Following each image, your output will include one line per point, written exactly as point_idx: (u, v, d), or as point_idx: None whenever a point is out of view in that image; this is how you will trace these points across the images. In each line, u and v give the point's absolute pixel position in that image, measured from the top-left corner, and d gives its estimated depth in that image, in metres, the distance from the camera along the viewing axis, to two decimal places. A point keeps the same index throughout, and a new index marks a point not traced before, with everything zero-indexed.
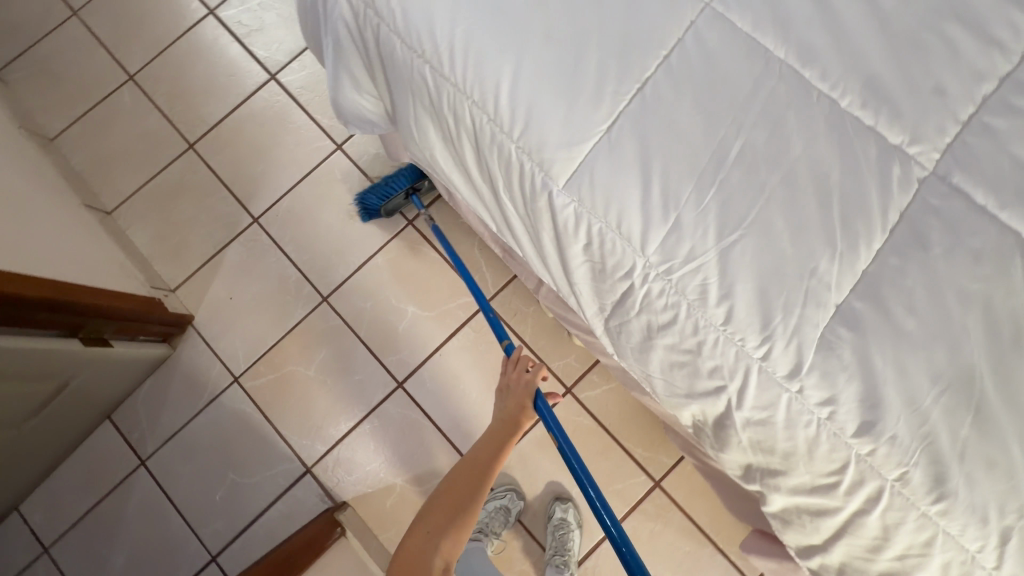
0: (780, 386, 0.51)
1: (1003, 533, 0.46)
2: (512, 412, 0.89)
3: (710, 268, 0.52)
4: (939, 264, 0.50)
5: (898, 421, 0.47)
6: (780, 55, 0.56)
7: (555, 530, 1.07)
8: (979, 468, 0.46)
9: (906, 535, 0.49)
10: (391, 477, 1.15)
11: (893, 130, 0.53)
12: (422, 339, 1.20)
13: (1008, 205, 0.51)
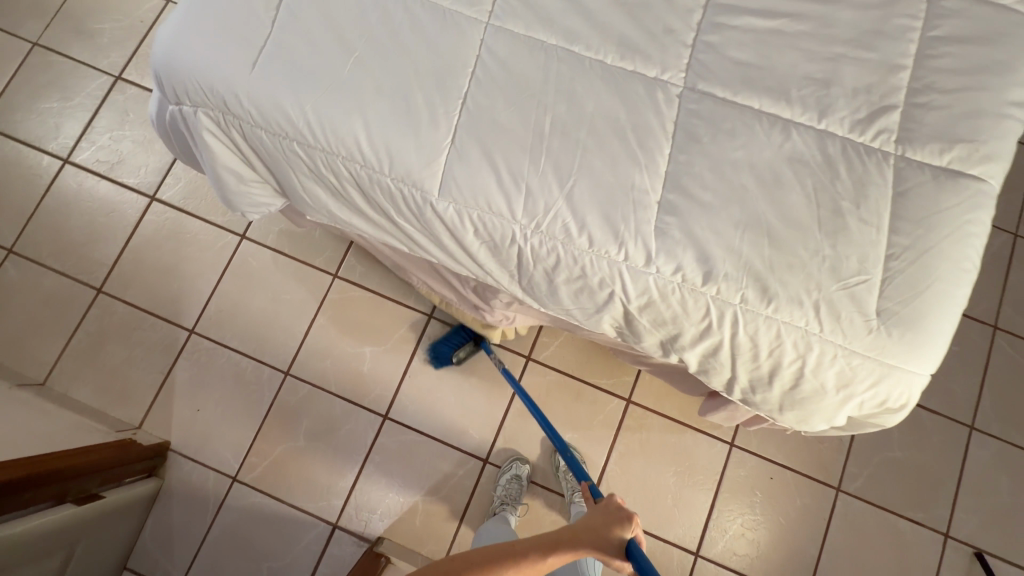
0: (645, 273, 0.68)
1: (818, 306, 0.65)
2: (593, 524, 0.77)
3: (564, 211, 0.68)
4: (710, 148, 0.69)
5: (725, 263, 0.66)
6: (553, 42, 0.73)
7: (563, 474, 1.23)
8: (786, 271, 0.65)
9: (765, 337, 0.67)
10: (410, 498, 1.25)
11: (648, 68, 0.72)
12: (388, 370, 1.31)
13: (739, 91, 0.71)
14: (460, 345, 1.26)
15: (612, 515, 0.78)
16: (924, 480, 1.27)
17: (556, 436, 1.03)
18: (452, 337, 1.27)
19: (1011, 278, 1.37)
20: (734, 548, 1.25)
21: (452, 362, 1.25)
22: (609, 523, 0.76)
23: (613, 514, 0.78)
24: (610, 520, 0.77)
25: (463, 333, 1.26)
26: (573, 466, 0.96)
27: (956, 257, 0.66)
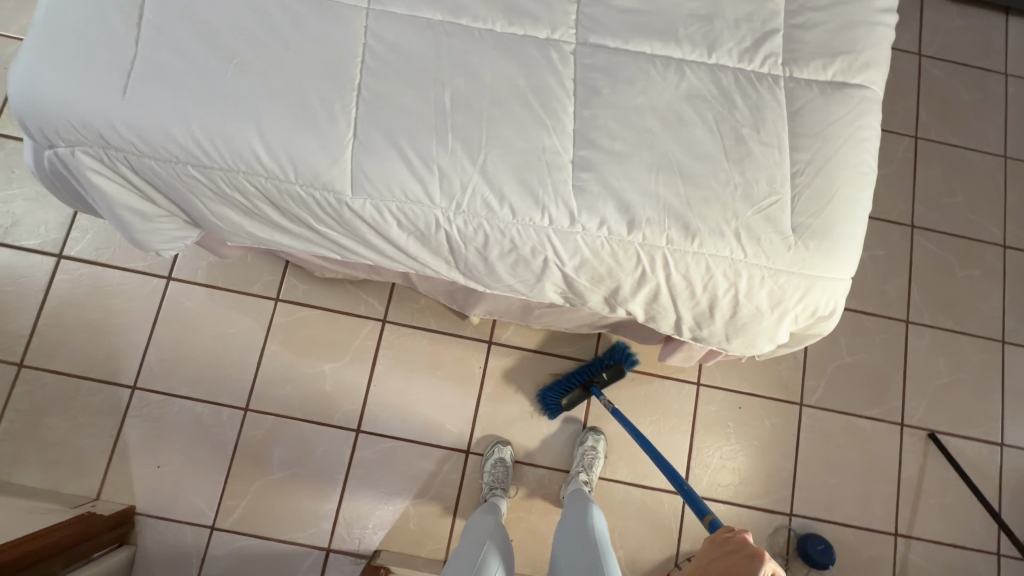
0: (572, 233, 0.68)
1: (739, 233, 0.67)
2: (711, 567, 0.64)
3: (481, 186, 0.67)
4: (612, 99, 0.69)
5: (646, 208, 0.67)
6: (439, 18, 0.71)
7: (586, 454, 1.23)
8: (704, 205, 0.67)
9: (697, 272, 0.69)
10: (400, 505, 1.24)
11: (538, 29, 0.71)
12: (352, 383, 1.28)
13: (630, 38, 0.71)
14: (571, 392, 1.23)
15: (735, 553, 0.63)
16: (875, 378, 1.36)
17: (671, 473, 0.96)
18: (561, 386, 1.25)
19: (918, 178, 1.48)
20: (719, 480, 1.30)
21: (563, 406, 1.22)
22: (727, 564, 0.62)
23: (736, 552, 0.63)
24: (733, 561, 0.62)
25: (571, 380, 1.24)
26: (691, 501, 0.88)
27: (853, 164, 0.70)
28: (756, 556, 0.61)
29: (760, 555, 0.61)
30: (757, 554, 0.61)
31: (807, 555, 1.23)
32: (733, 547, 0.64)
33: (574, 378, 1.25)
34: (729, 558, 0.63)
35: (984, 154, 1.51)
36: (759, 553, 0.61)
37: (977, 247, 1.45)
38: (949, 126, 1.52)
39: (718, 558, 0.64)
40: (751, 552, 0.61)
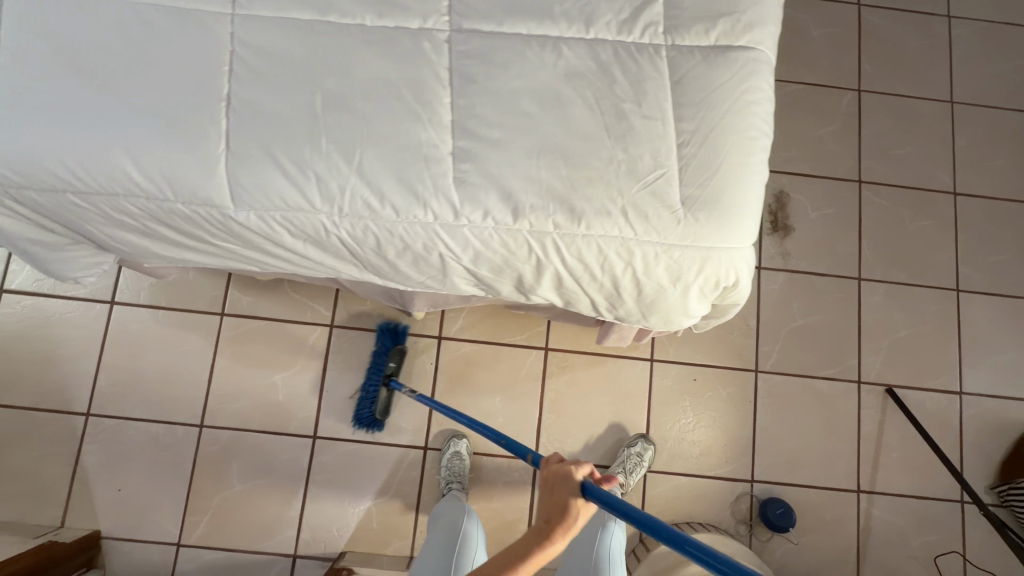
0: (458, 226, 0.67)
1: (626, 211, 0.66)
2: (546, 511, 0.60)
3: (359, 188, 0.66)
4: (488, 85, 0.67)
5: (529, 195, 0.66)
6: (306, 16, 0.69)
7: (631, 458, 1.26)
8: (587, 186, 0.66)
9: (590, 254, 0.68)
10: (362, 506, 1.25)
11: (409, 20, 0.69)
12: (304, 390, 1.28)
13: (503, 20, 0.69)
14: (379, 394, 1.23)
15: (557, 485, 0.61)
16: (830, 339, 1.36)
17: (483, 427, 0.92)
18: (368, 393, 1.24)
19: (865, 131, 1.44)
20: (678, 453, 1.31)
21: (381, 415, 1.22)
22: (559, 495, 0.60)
23: (558, 483, 0.60)
24: (555, 493, 0.60)
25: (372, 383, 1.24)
26: (511, 446, 0.83)
27: (741, 129, 0.68)
28: (572, 474, 0.61)
29: (575, 465, 0.62)
30: (574, 468, 0.62)
31: (768, 520, 1.25)
32: (549, 483, 0.61)
33: (373, 381, 1.24)
34: (554, 490, 0.60)
35: (933, 100, 1.47)
36: (570, 470, 0.61)
37: (929, 196, 1.42)
38: (895, 74, 1.47)
39: (544, 499, 0.61)
40: (566, 473, 0.61)
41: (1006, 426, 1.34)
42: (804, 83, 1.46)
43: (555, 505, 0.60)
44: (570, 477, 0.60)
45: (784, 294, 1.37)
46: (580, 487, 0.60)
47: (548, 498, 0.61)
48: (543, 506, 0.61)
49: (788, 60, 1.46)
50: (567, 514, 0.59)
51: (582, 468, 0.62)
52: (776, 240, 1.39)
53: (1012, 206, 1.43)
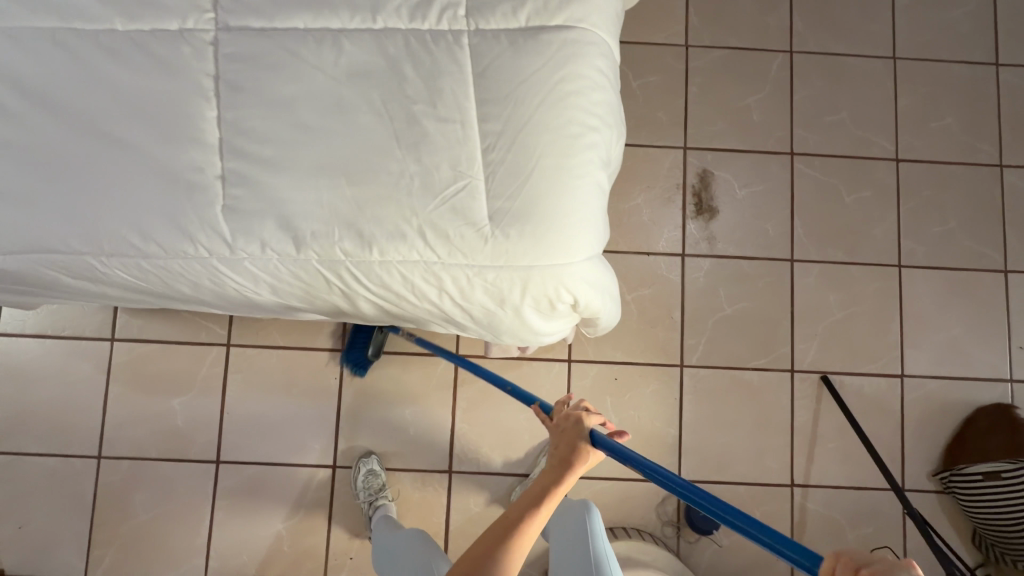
0: (237, 261, 0.59)
1: (422, 232, 0.57)
2: (563, 450, 0.70)
3: (118, 225, 0.58)
4: (258, 94, 0.58)
5: (310, 221, 0.57)
6: (47, 24, 0.59)
7: None
8: (375, 207, 0.57)
9: (393, 282, 0.60)
10: (271, 530, 1.20)
11: (165, 21, 0.59)
12: (204, 414, 1.22)
13: (274, 15, 0.59)
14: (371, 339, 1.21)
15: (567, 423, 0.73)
16: (760, 327, 1.27)
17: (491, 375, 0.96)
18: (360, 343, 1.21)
19: (797, 97, 1.32)
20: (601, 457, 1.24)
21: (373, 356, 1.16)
22: (574, 436, 0.70)
23: (570, 424, 0.72)
24: (567, 434, 0.71)
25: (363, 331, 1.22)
26: (517, 395, 0.89)
27: (559, 126, 0.58)
28: (583, 416, 0.72)
29: (584, 409, 0.73)
30: (585, 413, 0.72)
31: (694, 523, 1.19)
32: (561, 423, 0.73)
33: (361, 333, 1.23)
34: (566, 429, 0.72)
35: (872, 57, 1.33)
36: (581, 414, 0.72)
37: (868, 165, 1.31)
38: (829, 31, 1.34)
39: (559, 441, 0.71)
40: (579, 416, 0.72)
41: (952, 408, 1.26)
42: (729, 47, 1.33)
43: (568, 443, 0.70)
44: (579, 419, 0.72)
45: (710, 282, 1.28)
46: (590, 428, 0.71)
47: (561, 437, 0.72)
48: (559, 443, 0.71)
49: (711, 23, 1.33)
50: (582, 452, 0.69)
51: (592, 412, 0.73)
52: (701, 223, 1.29)
53: (959, 170, 1.31)
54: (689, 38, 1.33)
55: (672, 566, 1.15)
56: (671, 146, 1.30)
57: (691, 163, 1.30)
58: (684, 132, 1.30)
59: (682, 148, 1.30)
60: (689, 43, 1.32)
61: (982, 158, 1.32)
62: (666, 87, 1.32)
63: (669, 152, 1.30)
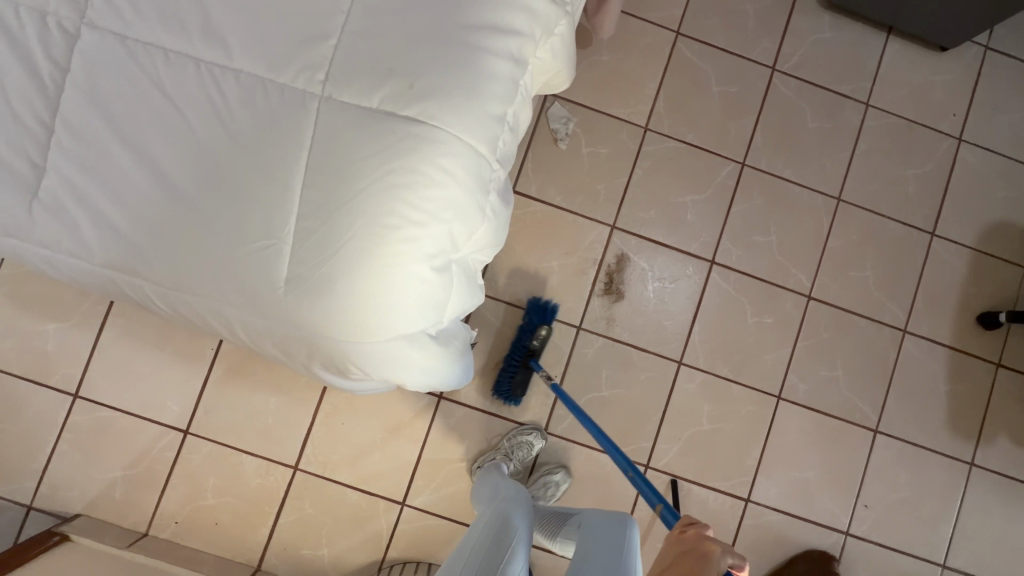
0: (42, 250, 0.61)
1: (214, 277, 0.59)
2: (678, 575, 0.62)
3: None
4: (97, 99, 0.58)
5: (111, 239, 0.59)
6: None
7: (521, 446, 1.25)
8: (178, 241, 0.59)
9: (188, 309, 0.63)
10: (108, 474, 1.23)
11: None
12: (75, 347, 1.23)
13: (133, 25, 0.58)
14: (517, 377, 1.23)
15: (692, 555, 0.63)
16: (630, 416, 1.30)
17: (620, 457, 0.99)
18: (506, 376, 1.25)
19: (734, 209, 1.34)
20: (441, 494, 1.27)
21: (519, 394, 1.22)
22: (694, 570, 0.61)
23: (694, 552, 0.63)
24: (690, 558, 0.63)
25: (512, 362, 1.25)
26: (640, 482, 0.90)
27: (378, 215, 0.60)
28: (710, 550, 0.63)
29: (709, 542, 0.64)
30: (717, 550, 0.63)
31: None
32: (684, 543, 0.65)
33: (514, 361, 1.25)
34: (688, 563, 0.62)
35: (816, 192, 1.36)
36: (710, 549, 0.63)
37: (780, 294, 1.33)
38: (783, 155, 1.36)
39: (676, 560, 0.64)
40: (705, 550, 0.63)
41: (781, 543, 1.30)
42: (685, 142, 1.34)
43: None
44: (710, 560, 0.62)
45: (596, 360, 1.30)
46: (719, 568, 0.62)
47: (681, 571, 0.62)
48: (676, 571, 0.62)
49: (676, 113, 1.34)
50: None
51: (726, 553, 0.63)
52: (605, 302, 1.31)
53: (863, 323, 1.35)
54: (649, 122, 1.34)
55: None
56: (600, 221, 1.32)
57: (613, 243, 1.32)
58: (616, 211, 1.32)
59: (609, 226, 1.32)
60: (648, 126, 1.34)
61: (887, 317, 1.35)
62: (614, 163, 1.33)
63: (597, 226, 1.31)
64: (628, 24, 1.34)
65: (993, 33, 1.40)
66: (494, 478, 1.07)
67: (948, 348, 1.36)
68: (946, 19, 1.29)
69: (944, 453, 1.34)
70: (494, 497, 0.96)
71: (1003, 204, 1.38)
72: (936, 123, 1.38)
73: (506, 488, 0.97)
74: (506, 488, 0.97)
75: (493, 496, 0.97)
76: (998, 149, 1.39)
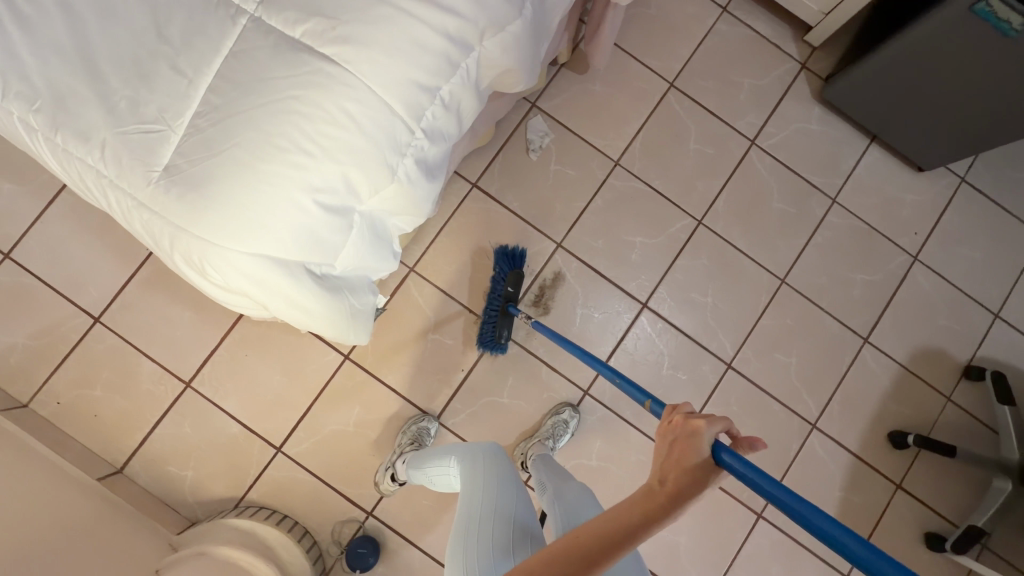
0: None
1: (101, 144, 0.63)
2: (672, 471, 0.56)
3: None
4: None
5: (17, 82, 0.61)
6: None
7: (414, 432, 1.24)
8: (79, 102, 0.62)
9: (72, 169, 0.66)
10: (10, 338, 1.24)
11: None
12: (21, 211, 1.27)
13: None
14: (499, 323, 1.27)
15: (678, 436, 0.57)
16: (523, 428, 1.31)
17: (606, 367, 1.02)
18: (487, 325, 1.28)
19: (678, 261, 1.36)
20: (318, 452, 1.27)
21: (503, 334, 1.24)
22: (684, 455, 0.56)
23: (683, 438, 0.57)
24: (680, 446, 0.57)
25: (494, 305, 1.28)
26: (629, 388, 0.93)
27: (266, 132, 0.63)
28: (698, 430, 0.57)
29: (693, 419, 0.57)
30: (704, 425, 0.57)
31: (347, 554, 1.21)
32: (673, 432, 0.58)
33: (493, 307, 1.28)
34: (676, 445, 0.57)
35: (763, 269, 1.38)
36: (698, 428, 0.57)
37: (699, 354, 1.35)
38: (740, 225, 1.38)
39: (670, 451, 0.57)
40: (691, 429, 0.57)
41: None
42: (650, 185, 1.38)
43: (679, 467, 0.56)
44: (695, 436, 0.56)
45: (505, 366, 1.32)
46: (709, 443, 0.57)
47: (668, 455, 0.57)
48: (669, 462, 0.57)
49: (649, 157, 1.38)
50: (693, 485, 0.55)
51: (714, 424, 0.57)
52: (530, 313, 1.33)
53: (774, 406, 1.35)
54: (621, 158, 1.38)
55: None
56: (548, 236, 1.35)
57: (554, 260, 1.35)
58: (566, 231, 1.35)
59: (555, 244, 1.35)
60: (619, 161, 1.38)
61: (800, 408, 1.35)
62: (577, 186, 1.37)
63: (544, 240, 1.35)
64: (626, 64, 1.40)
65: (971, 167, 1.43)
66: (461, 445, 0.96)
67: (851, 455, 1.35)
68: (923, 137, 1.33)
69: (819, 557, 1.32)
70: (474, 472, 0.86)
71: (941, 332, 1.39)
72: (896, 237, 1.40)
73: (485, 460, 0.88)
74: (482, 458, 0.88)
75: (470, 467, 0.88)
76: (950, 278, 1.40)
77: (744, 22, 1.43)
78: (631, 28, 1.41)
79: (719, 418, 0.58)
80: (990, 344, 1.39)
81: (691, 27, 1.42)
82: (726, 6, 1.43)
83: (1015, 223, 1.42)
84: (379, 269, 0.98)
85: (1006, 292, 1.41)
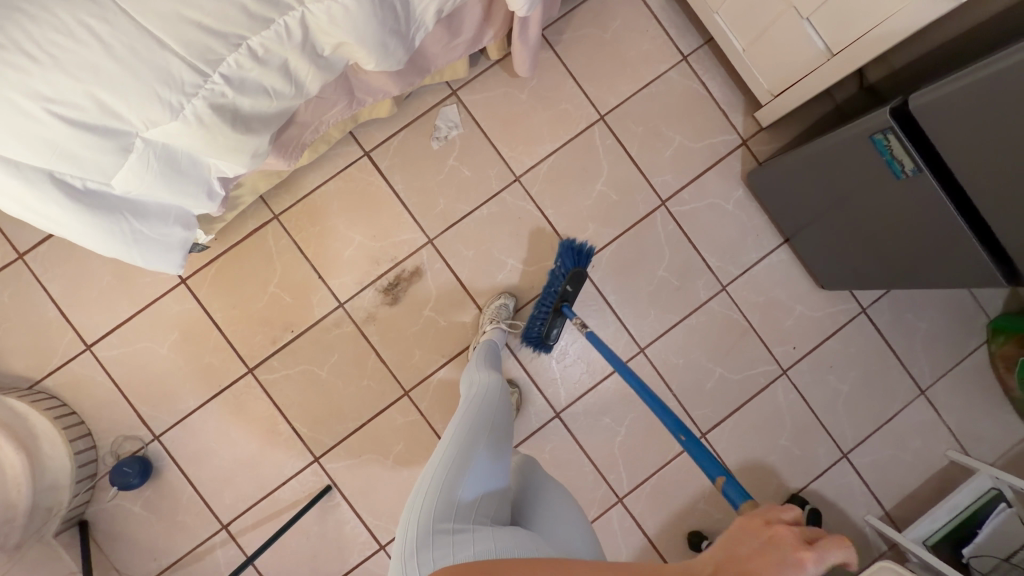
0: None
1: None
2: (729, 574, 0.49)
3: None
4: None
5: None
6: None
7: (494, 310, 1.25)
8: None
9: None
10: None
11: None
12: None
13: None
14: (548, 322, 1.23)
15: (768, 551, 0.49)
16: (333, 407, 1.29)
17: (671, 420, 0.99)
18: (536, 322, 1.25)
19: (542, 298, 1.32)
20: (124, 363, 1.26)
21: (549, 337, 1.23)
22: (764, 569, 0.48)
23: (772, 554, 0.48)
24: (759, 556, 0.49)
25: (544, 306, 1.25)
26: (697, 454, 0.91)
27: None
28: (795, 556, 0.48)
29: (800, 545, 0.48)
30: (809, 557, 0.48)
31: (113, 469, 1.21)
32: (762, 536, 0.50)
33: (545, 306, 1.25)
34: (758, 555, 0.49)
35: (626, 331, 1.33)
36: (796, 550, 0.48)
37: (532, 393, 1.32)
38: (619, 281, 1.33)
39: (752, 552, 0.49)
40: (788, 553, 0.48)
41: None
42: (542, 213, 1.32)
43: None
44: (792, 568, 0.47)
45: (336, 342, 1.29)
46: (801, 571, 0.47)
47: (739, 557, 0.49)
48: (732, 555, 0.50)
49: (551, 184, 1.32)
50: None
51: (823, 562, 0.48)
52: (378, 298, 1.30)
53: (585, 467, 1.32)
54: (523, 175, 1.32)
55: (54, 478, 1.17)
56: (422, 229, 1.30)
57: (419, 254, 1.30)
58: (441, 230, 1.31)
59: (426, 238, 1.30)
60: (520, 178, 1.32)
61: (612, 478, 1.32)
62: (468, 189, 1.31)
63: (416, 231, 1.30)
64: (561, 81, 1.32)
65: (876, 301, 1.36)
66: (481, 379, 0.95)
67: (647, 538, 1.32)
68: (829, 258, 1.24)
69: None
70: (487, 406, 0.86)
71: (781, 451, 1.34)
72: (772, 344, 1.35)
73: (499, 409, 0.87)
74: (499, 403, 0.88)
75: (482, 399, 0.88)
76: (811, 402, 1.35)
77: (699, 78, 1.35)
78: (579, 47, 1.33)
79: (835, 548, 0.49)
80: (827, 481, 1.34)
81: (641, 65, 1.34)
82: (687, 55, 1.34)
83: (898, 371, 1.36)
84: (191, 204, 0.93)
85: (861, 436, 1.35)
